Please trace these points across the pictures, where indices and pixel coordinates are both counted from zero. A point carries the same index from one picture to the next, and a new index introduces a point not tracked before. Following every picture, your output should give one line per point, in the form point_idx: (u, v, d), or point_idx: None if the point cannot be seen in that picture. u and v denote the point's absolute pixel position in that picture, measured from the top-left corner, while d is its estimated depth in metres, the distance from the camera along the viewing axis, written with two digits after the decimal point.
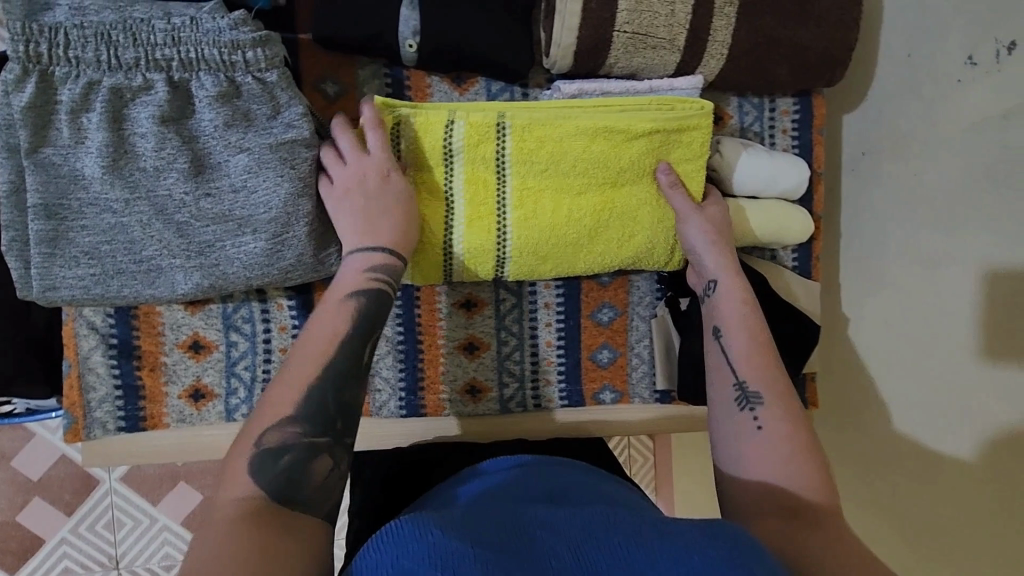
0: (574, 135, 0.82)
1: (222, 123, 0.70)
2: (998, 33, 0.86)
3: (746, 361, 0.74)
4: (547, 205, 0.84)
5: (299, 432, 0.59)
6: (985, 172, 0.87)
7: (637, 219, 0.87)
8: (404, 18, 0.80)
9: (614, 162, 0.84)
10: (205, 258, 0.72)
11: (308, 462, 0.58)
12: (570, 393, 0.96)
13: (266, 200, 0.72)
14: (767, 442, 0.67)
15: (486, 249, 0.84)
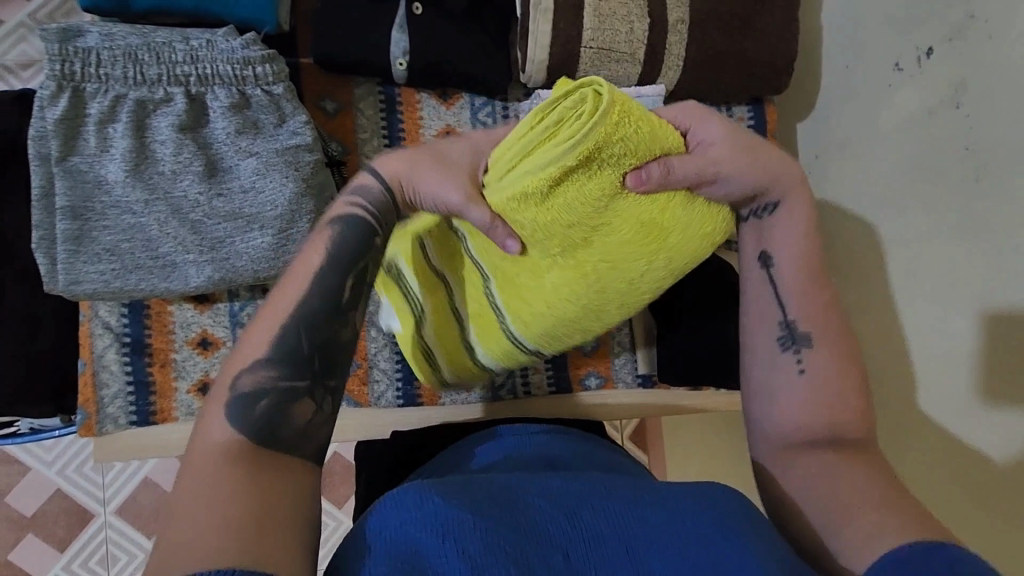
0: (530, 208, 0.63)
1: (234, 131, 0.78)
2: (917, 41, 0.97)
3: (796, 296, 0.68)
4: (542, 290, 0.75)
5: (274, 375, 0.55)
6: (919, 161, 0.97)
7: (659, 237, 0.69)
8: (395, 40, 0.91)
9: (596, 199, 0.63)
10: (216, 253, 0.79)
11: (288, 405, 0.54)
12: (557, 380, 1.03)
13: (272, 199, 0.79)
14: (811, 386, 0.64)
15: (504, 349, 0.85)
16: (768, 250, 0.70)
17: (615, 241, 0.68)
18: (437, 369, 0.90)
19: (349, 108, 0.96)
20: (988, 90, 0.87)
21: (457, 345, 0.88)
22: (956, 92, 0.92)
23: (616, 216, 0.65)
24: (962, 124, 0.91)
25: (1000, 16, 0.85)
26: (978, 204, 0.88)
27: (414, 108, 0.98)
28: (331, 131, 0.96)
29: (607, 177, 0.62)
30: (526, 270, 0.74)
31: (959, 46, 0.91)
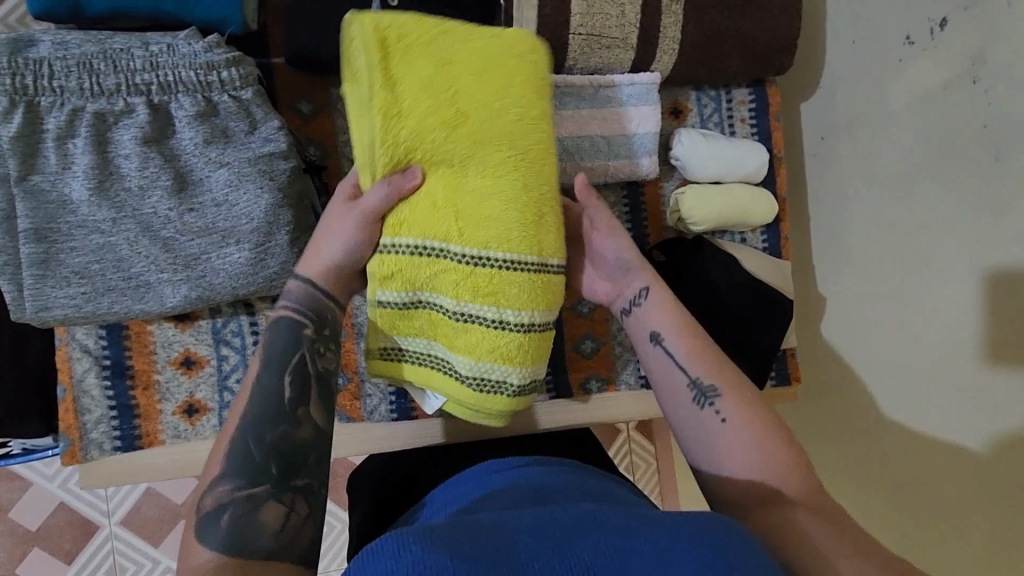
0: (396, 120, 0.66)
1: (201, 140, 0.73)
2: (930, 13, 0.91)
3: (692, 355, 0.72)
4: (490, 189, 0.69)
5: (234, 487, 0.61)
6: (933, 145, 0.92)
7: (504, 77, 0.69)
8: None
9: (428, 71, 0.67)
10: (191, 270, 0.75)
11: (252, 514, 0.59)
12: (557, 384, 0.99)
13: (247, 212, 0.75)
14: (740, 434, 0.66)
15: (538, 290, 0.71)
16: (652, 327, 0.74)
17: (476, 96, 0.68)
18: (499, 380, 0.74)
19: (326, 109, 0.91)
20: (1008, 63, 0.82)
21: (472, 337, 0.72)
22: (973, 65, 0.86)
23: (456, 87, 0.68)
24: (980, 100, 0.85)
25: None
26: (999, 183, 0.83)
27: None
28: (308, 135, 0.91)
29: (418, 83, 0.67)
30: (460, 197, 0.69)
31: (977, 16, 0.85)
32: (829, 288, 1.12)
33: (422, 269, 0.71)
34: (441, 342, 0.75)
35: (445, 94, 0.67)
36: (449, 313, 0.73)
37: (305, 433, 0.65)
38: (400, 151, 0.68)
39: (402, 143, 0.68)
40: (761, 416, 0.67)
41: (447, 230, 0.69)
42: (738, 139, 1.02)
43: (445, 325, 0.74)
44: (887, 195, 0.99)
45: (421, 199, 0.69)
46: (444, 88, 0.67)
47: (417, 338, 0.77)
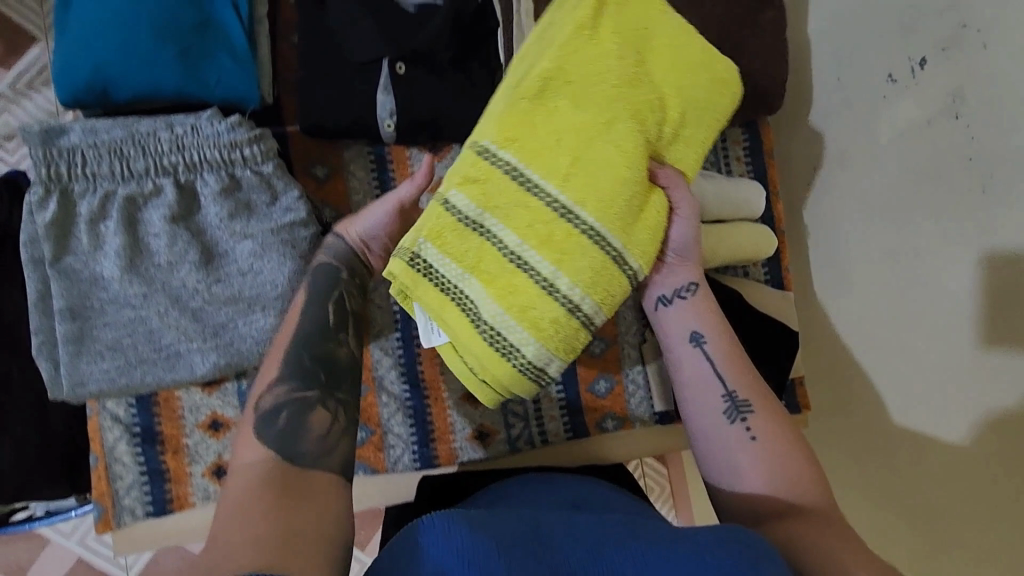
0: (585, 41, 0.74)
1: (227, 214, 0.77)
2: (909, 52, 0.97)
3: (728, 367, 0.76)
4: (604, 147, 0.72)
5: (289, 389, 0.71)
6: (922, 176, 0.96)
7: (709, 99, 0.77)
8: (381, 103, 0.89)
9: (634, 32, 0.76)
10: (219, 338, 0.78)
11: (304, 415, 0.69)
12: (574, 425, 1.01)
13: (272, 279, 0.79)
14: (764, 448, 0.70)
15: (605, 270, 0.72)
16: (694, 330, 0.78)
17: (662, 76, 0.75)
18: (515, 346, 0.72)
19: (340, 172, 0.95)
20: (987, 100, 0.86)
21: (527, 295, 0.71)
22: (954, 102, 0.91)
23: (652, 59, 0.76)
24: (962, 134, 0.90)
25: (994, 23, 0.85)
26: (987, 212, 0.87)
27: (405, 165, 0.97)
28: (323, 198, 0.95)
29: (620, 34, 0.75)
30: (585, 140, 0.72)
31: (954, 56, 0.90)
32: (829, 314, 1.14)
33: (510, 204, 0.72)
34: (476, 282, 0.72)
35: (634, 56, 0.75)
36: (501, 253, 0.71)
37: (343, 354, 0.75)
38: (562, 69, 0.73)
39: (569, 66, 0.73)
40: (786, 438, 0.72)
41: (555, 171, 0.72)
42: (739, 178, 1.05)
43: (493, 265, 0.71)
44: (880, 223, 1.03)
45: (544, 117, 0.72)
46: (635, 48, 0.75)
47: (450, 264, 0.72)
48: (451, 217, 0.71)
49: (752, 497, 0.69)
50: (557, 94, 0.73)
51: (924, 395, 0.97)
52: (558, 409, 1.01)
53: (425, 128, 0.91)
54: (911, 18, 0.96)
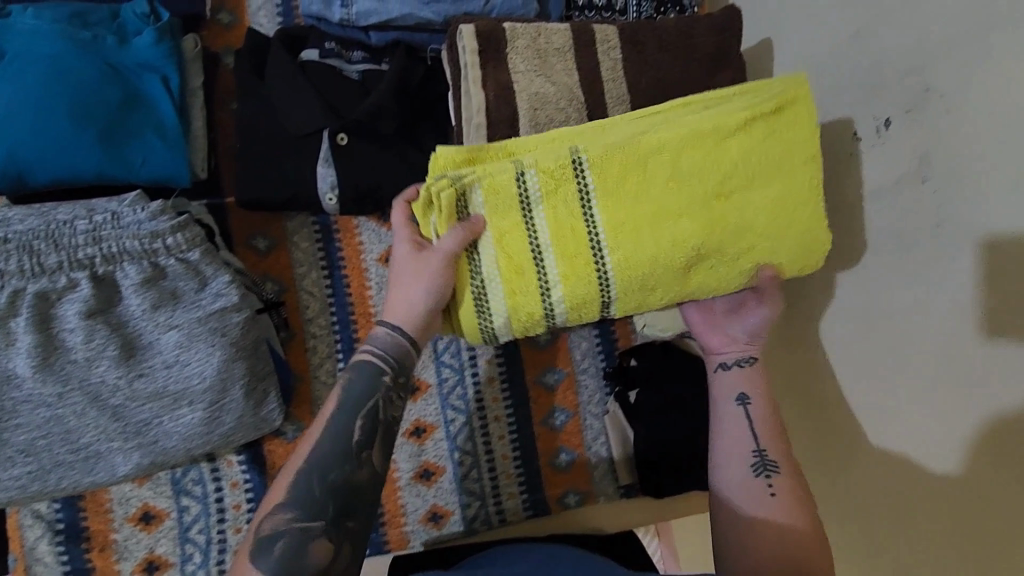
0: (721, 143, 0.72)
1: (149, 306, 0.72)
2: (874, 110, 0.84)
3: (765, 431, 0.76)
4: (659, 228, 0.73)
5: (293, 518, 0.65)
6: (883, 242, 0.83)
7: (784, 254, 0.76)
8: (322, 175, 0.85)
9: (771, 160, 0.73)
10: (143, 437, 0.73)
11: (305, 545, 0.64)
12: (533, 503, 0.96)
13: (199, 371, 0.74)
14: (781, 508, 0.70)
15: (589, 300, 0.75)
16: (740, 390, 0.78)
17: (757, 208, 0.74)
18: (489, 309, 0.75)
19: (283, 244, 0.92)
20: (953, 164, 0.73)
21: (528, 291, 0.74)
22: (920, 165, 0.77)
23: (766, 189, 0.74)
24: (929, 200, 0.76)
25: (965, 85, 0.71)
26: (943, 284, 0.74)
27: (353, 234, 0.94)
28: (264, 272, 0.91)
29: (752, 152, 0.73)
30: (659, 211, 0.73)
31: (918, 119, 0.77)
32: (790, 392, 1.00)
33: (560, 208, 0.73)
34: (493, 254, 0.73)
35: (748, 175, 0.73)
36: (528, 237, 0.73)
37: (363, 478, 0.68)
38: (684, 143, 0.72)
39: (688, 154, 0.72)
40: (806, 509, 0.70)
41: (613, 215, 0.73)
42: None
43: (513, 246, 0.73)
44: (843, 291, 0.89)
45: (636, 176, 0.72)
46: (762, 176, 0.73)
47: (485, 224, 0.73)
48: (516, 188, 0.72)
49: (761, 545, 0.67)
50: (665, 155, 0.72)
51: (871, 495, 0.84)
52: (516, 486, 0.96)
53: (369, 199, 0.87)
54: (874, 74, 0.83)
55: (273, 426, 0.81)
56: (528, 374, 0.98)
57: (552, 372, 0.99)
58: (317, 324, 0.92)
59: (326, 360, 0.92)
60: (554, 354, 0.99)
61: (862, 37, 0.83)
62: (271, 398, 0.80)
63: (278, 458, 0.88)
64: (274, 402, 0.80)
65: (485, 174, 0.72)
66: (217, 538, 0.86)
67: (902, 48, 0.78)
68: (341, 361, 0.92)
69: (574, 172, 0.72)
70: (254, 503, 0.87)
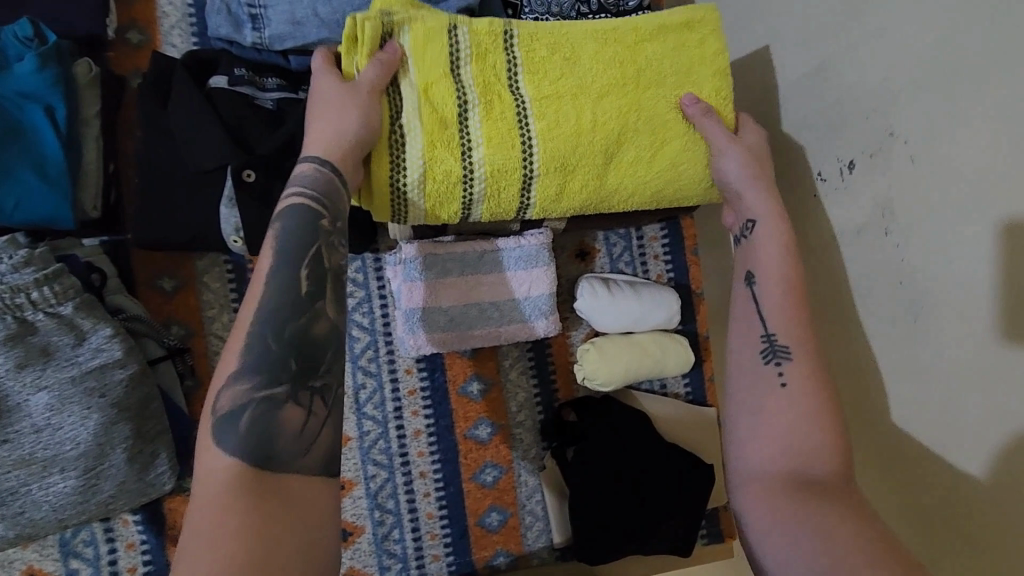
0: (639, 47, 0.75)
1: (15, 365, 0.66)
2: (838, 150, 0.77)
3: (777, 315, 0.70)
4: (586, 103, 0.73)
5: (251, 387, 0.52)
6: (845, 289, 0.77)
7: (696, 163, 0.77)
8: (225, 217, 0.78)
9: (684, 64, 0.76)
10: (7, 507, 0.67)
11: (275, 415, 0.51)
12: (460, 566, 0.91)
13: (73, 435, 0.68)
14: (790, 398, 0.65)
15: (511, 169, 0.71)
16: (752, 268, 0.74)
17: (669, 102, 0.75)
18: (403, 163, 0.69)
19: (192, 285, 0.84)
20: (919, 219, 0.67)
21: (449, 153, 0.69)
22: (882, 216, 0.71)
23: (684, 89, 0.76)
24: (891, 255, 0.71)
25: (928, 135, 0.65)
26: (917, 348, 0.69)
27: None
28: (169, 314, 0.84)
29: (669, 57, 0.76)
30: (582, 94, 0.73)
31: (881, 165, 0.71)
32: None
33: (488, 56, 0.72)
34: (416, 103, 0.69)
35: (666, 78, 0.76)
36: (454, 93, 0.70)
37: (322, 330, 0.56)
38: (601, 39, 0.75)
39: (609, 46, 0.75)
40: (822, 401, 0.64)
41: (540, 86, 0.73)
42: (652, 284, 0.94)
43: (438, 102, 0.70)
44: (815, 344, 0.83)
45: (561, 61, 0.74)
46: (677, 78, 0.76)
47: (409, 68, 0.70)
48: (444, 46, 0.70)
49: (763, 454, 0.62)
50: (586, 46, 0.74)
51: None
52: (441, 550, 0.89)
53: None
54: (836, 113, 0.76)
55: (164, 490, 0.74)
56: (458, 427, 0.91)
57: (484, 423, 0.92)
58: None
59: None
60: (486, 405, 0.92)
61: (822, 73, 0.77)
62: (161, 461, 0.73)
63: (179, 517, 0.82)
64: (164, 465, 0.73)
65: (416, 25, 0.70)
66: None
67: (861, 88, 0.72)
68: None
69: (503, 43, 0.72)
70: (151, 566, 0.81)
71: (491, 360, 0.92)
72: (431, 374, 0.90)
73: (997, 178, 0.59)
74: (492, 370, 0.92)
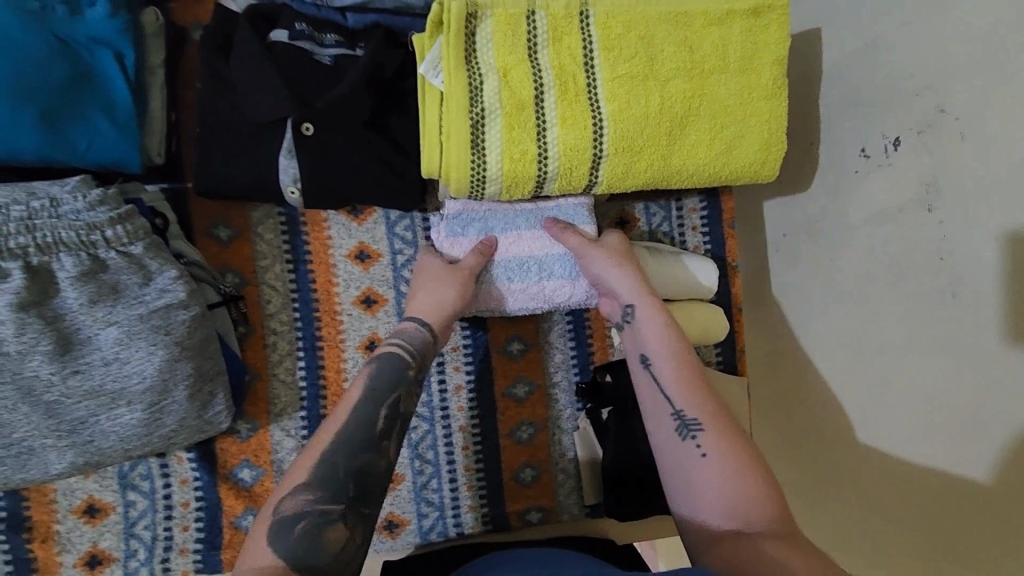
0: (709, 30, 0.77)
1: (87, 300, 0.69)
2: (884, 126, 0.77)
3: (675, 388, 0.74)
4: (654, 87, 0.76)
5: (315, 498, 0.62)
6: (886, 265, 0.78)
7: (752, 146, 0.80)
8: (284, 168, 0.80)
9: (750, 48, 0.78)
10: (77, 436, 0.70)
11: (324, 529, 0.60)
12: (494, 518, 0.94)
13: (139, 370, 0.71)
14: (711, 466, 0.67)
15: (583, 148, 0.75)
16: (643, 349, 0.78)
17: (732, 87, 0.79)
18: (484, 143, 0.74)
19: (246, 235, 0.87)
20: (967, 197, 0.68)
21: (528, 135, 0.74)
22: (927, 192, 0.72)
23: (749, 74, 0.79)
24: (932, 231, 0.72)
25: (984, 114, 0.66)
26: (955, 322, 0.70)
27: (320, 227, 0.88)
28: (224, 263, 0.86)
29: (737, 41, 0.78)
30: (652, 77, 0.76)
31: (930, 142, 0.71)
32: (772, 409, 0.98)
33: (563, 39, 0.75)
34: (496, 85, 0.74)
35: (732, 62, 0.78)
36: (532, 75, 0.75)
37: None
38: (673, 20, 0.77)
39: (681, 29, 0.77)
40: (737, 448, 0.68)
41: (613, 67, 0.75)
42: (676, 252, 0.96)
43: (518, 84, 0.74)
44: (849, 321, 0.84)
45: (636, 41, 0.76)
46: (742, 64, 0.79)
47: (490, 53, 0.74)
48: (525, 29, 0.74)
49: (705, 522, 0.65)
50: (659, 26, 0.76)
51: (862, 523, 0.81)
52: (476, 501, 0.93)
53: (337, 195, 0.82)
54: (885, 91, 0.76)
55: (220, 428, 0.78)
56: (497, 384, 0.94)
57: (522, 382, 0.94)
58: (278, 320, 0.87)
59: (284, 359, 0.87)
60: (525, 364, 0.94)
61: (877, 49, 0.77)
62: (219, 400, 0.76)
63: (230, 457, 0.86)
64: (222, 404, 0.76)
65: (498, 6, 0.73)
66: (163, 535, 0.84)
67: (913, 65, 0.72)
68: (301, 360, 0.88)
69: (579, 24, 0.75)
70: (203, 502, 0.85)
71: (532, 322, 0.95)
72: (473, 333, 0.93)
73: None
74: (532, 331, 0.95)
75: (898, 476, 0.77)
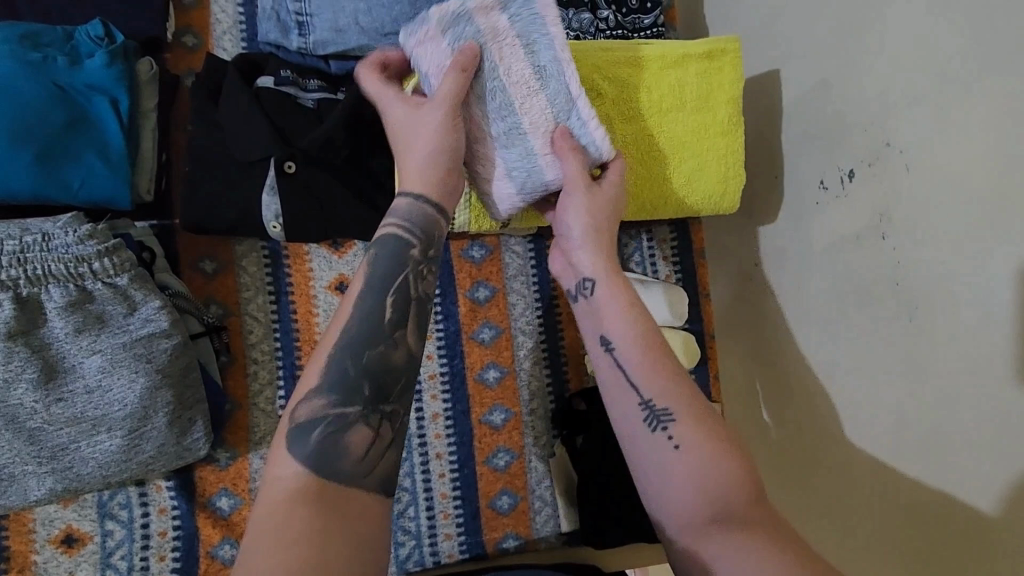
0: (665, 73, 0.83)
1: (73, 329, 0.73)
2: (839, 160, 0.82)
3: (645, 376, 0.66)
4: (613, 126, 0.82)
5: (327, 403, 0.56)
6: (848, 291, 0.80)
7: (709, 179, 0.85)
8: (266, 204, 0.85)
9: (706, 88, 0.84)
10: (57, 462, 0.73)
11: (345, 433, 0.55)
12: (471, 546, 0.94)
13: (120, 397, 0.73)
14: (689, 460, 0.61)
15: None
16: (605, 333, 0.69)
17: (688, 124, 0.84)
18: None
19: (230, 268, 0.90)
20: (916, 224, 0.71)
21: None
22: (880, 221, 0.76)
23: (705, 113, 0.84)
24: (888, 258, 0.75)
25: (925, 147, 0.70)
26: (911, 344, 0.72)
27: (302, 259, 0.92)
28: (208, 295, 0.90)
29: (692, 82, 0.84)
30: (610, 117, 0.82)
31: (879, 173, 0.76)
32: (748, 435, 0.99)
33: None
34: None
35: (688, 101, 0.84)
36: None
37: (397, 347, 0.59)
38: (631, 64, 0.82)
39: (638, 72, 0.82)
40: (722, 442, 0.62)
41: None
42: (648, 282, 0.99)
43: None
44: (815, 346, 0.86)
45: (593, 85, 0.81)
46: (698, 103, 0.84)
47: None
48: None
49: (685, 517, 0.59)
50: (617, 70, 0.82)
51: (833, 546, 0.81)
52: (453, 528, 0.93)
53: (316, 228, 0.87)
54: (839, 126, 0.81)
55: (199, 455, 0.79)
56: (474, 412, 0.96)
57: (499, 409, 0.96)
58: (259, 349, 0.90)
59: (266, 386, 0.90)
60: (501, 391, 0.97)
61: (829, 89, 0.82)
62: (197, 428, 0.78)
63: (209, 486, 0.87)
64: (201, 431, 0.78)
65: None
66: (140, 564, 0.85)
67: (862, 103, 0.77)
68: (281, 388, 0.90)
69: None
70: (180, 531, 0.86)
71: (508, 350, 0.97)
72: (450, 360, 0.95)
73: (1001, 185, 0.63)
74: (508, 359, 0.97)
75: (860, 498, 0.78)
